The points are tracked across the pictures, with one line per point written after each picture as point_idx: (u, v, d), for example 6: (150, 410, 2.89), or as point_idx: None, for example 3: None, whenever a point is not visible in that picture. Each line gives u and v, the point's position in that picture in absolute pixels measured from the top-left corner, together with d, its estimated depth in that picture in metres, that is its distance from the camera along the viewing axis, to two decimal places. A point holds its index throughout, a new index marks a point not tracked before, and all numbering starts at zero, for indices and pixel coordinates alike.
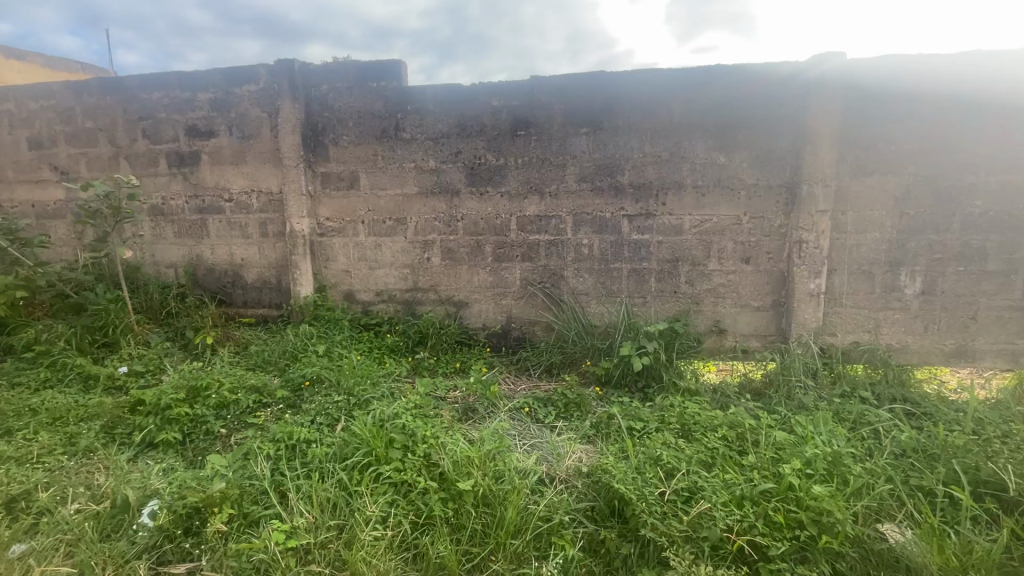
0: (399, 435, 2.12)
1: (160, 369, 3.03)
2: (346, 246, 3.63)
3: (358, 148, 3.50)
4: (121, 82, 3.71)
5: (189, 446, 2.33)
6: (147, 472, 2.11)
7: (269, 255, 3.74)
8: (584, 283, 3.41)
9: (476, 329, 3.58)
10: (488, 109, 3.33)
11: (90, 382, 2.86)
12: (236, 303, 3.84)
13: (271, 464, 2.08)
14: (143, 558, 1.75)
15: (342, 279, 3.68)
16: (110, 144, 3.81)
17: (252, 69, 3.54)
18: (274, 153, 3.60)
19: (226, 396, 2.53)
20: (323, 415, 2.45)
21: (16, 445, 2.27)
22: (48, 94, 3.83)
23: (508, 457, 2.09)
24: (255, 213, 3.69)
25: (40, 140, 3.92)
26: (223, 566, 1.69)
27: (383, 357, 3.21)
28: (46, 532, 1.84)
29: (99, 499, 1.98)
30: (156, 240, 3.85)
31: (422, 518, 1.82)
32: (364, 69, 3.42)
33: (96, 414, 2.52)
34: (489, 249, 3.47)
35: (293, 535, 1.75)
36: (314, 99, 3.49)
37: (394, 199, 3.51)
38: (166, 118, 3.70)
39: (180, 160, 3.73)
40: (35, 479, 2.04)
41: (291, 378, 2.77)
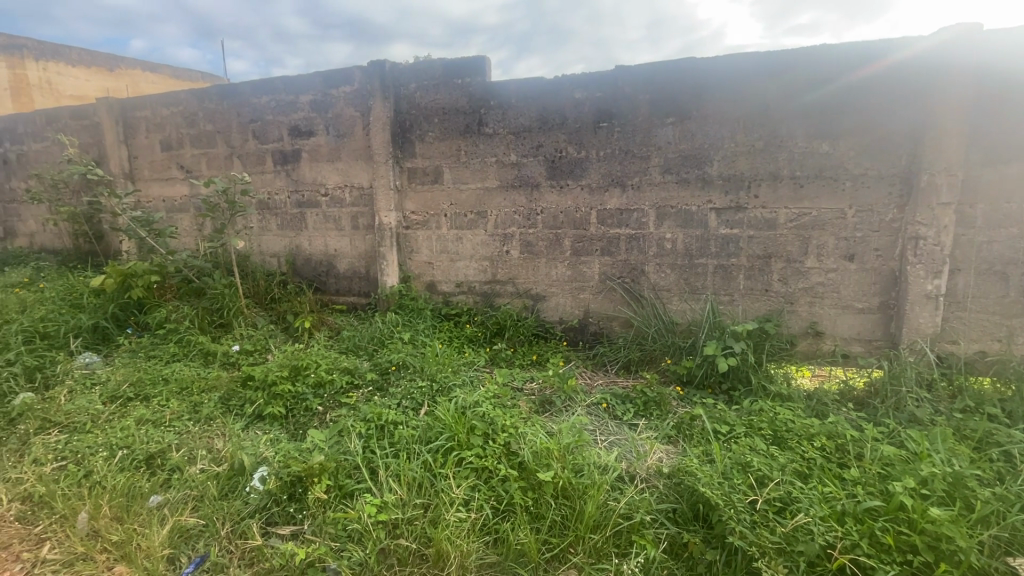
0: (481, 423, 2.20)
1: (265, 349, 3.34)
2: (429, 238, 3.77)
3: (443, 143, 3.61)
4: (235, 89, 4.10)
5: (292, 419, 2.55)
6: (258, 440, 2.34)
7: (360, 247, 3.97)
8: (665, 279, 3.30)
9: (553, 322, 3.58)
10: (571, 102, 3.30)
11: (209, 357, 3.21)
12: (330, 290, 4.13)
13: (363, 441, 2.22)
14: (254, 517, 1.94)
15: (425, 270, 3.83)
16: (226, 145, 4.23)
17: (347, 71, 3.76)
18: (366, 151, 3.81)
19: (323, 376, 2.75)
20: (408, 399, 2.58)
21: (153, 410, 2.62)
22: (177, 101, 4.32)
23: (587, 452, 2.08)
24: (347, 207, 3.94)
25: (170, 143, 4.43)
26: (322, 532, 1.83)
27: (463, 347, 3.32)
28: (178, 487, 2.11)
29: (219, 462, 2.22)
30: (263, 232, 4.24)
31: (503, 504, 1.87)
32: (450, 67, 3.52)
33: (214, 386, 2.84)
34: (568, 243, 3.45)
35: (384, 510, 1.85)
36: (403, 97, 3.65)
37: (476, 193, 3.60)
38: (272, 119, 4.04)
39: (283, 159, 4.06)
40: (168, 440, 2.34)
41: (380, 363, 2.94)
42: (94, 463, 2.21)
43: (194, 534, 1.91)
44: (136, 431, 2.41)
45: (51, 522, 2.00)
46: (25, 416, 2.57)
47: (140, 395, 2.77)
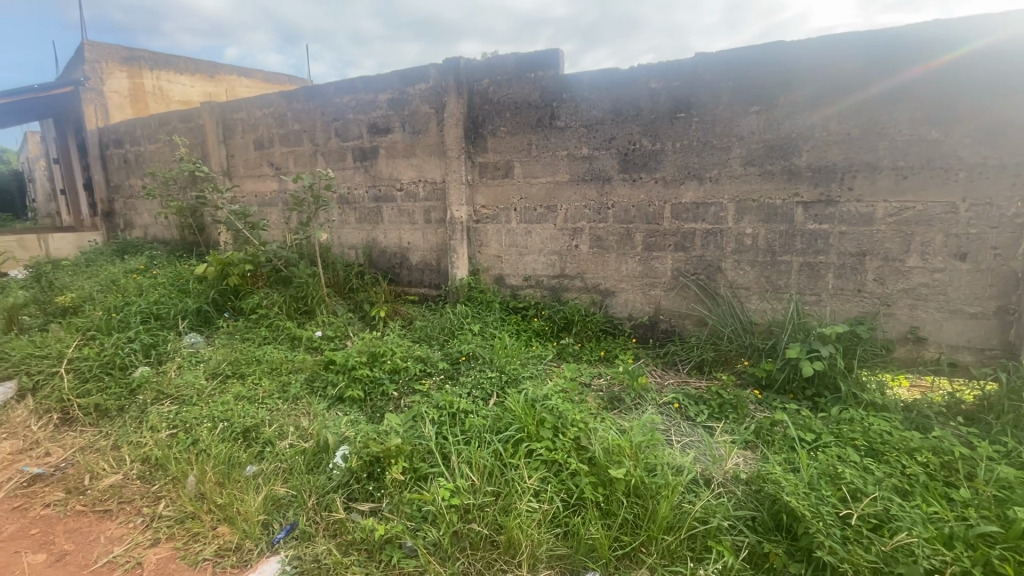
0: (550, 416, 2.21)
1: (345, 335, 3.53)
2: (499, 232, 3.82)
3: (514, 138, 3.64)
4: (320, 90, 4.35)
5: (370, 403, 2.69)
6: (340, 421, 2.49)
7: (431, 240, 4.10)
8: (745, 276, 3.14)
9: (622, 319, 3.52)
10: (647, 92, 3.21)
11: (295, 341, 3.45)
12: (403, 282, 4.30)
13: (436, 427, 2.30)
14: (338, 492, 2.06)
15: (494, 264, 3.89)
16: (311, 143, 4.50)
17: (424, 69, 3.88)
18: (439, 146, 3.92)
19: (398, 363, 2.87)
20: (478, 389, 2.64)
21: (248, 387, 2.85)
22: (269, 103, 4.66)
23: (660, 452, 2.04)
24: (421, 201, 4.07)
25: (262, 142, 4.79)
26: (399, 511, 1.91)
27: (530, 340, 3.34)
28: (270, 459, 2.29)
29: (305, 439, 2.39)
30: (343, 225, 4.49)
31: (574, 498, 1.87)
32: (523, 61, 3.53)
33: (300, 368, 3.05)
34: (640, 238, 3.37)
35: (456, 494, 1.91)
36: (476, 93, 3.71)
37: (546, 186, 3.59)
38: (353, 118, 4.25)
39: (362, 155, 4.26)
40: (262, 416, 2.54)
41: (450, 353, 3.03)
42: (200, 432, 2.45)
43: (285, 503, 2.07)
44: (234, 405, 2.64)
45: (166, 482, 2.25)
46: (143, 388, 2.90)
47: (236, 373, 3.03)
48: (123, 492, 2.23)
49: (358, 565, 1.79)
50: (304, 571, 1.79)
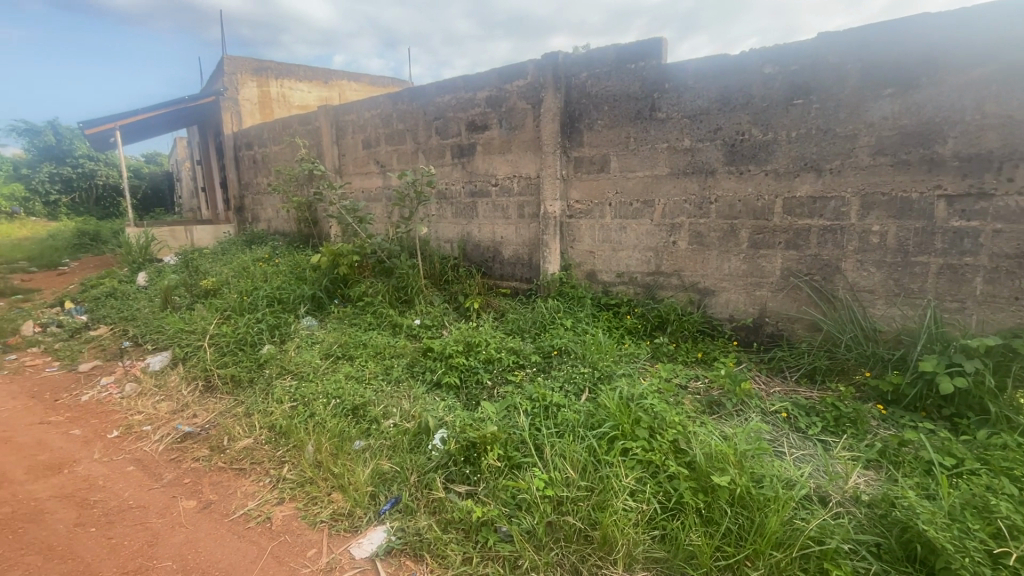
0: (647, 416, 2.16)
1: (441, 325, 3.70)
2: (592, 228, 3.78)
3: (612, 131, 3.57)
4: (423, 90, 4.57)
5: (465, 390, 2.80)
6: (438, 406, 2.62)
7: (524, 234, 4.15)
8: (869, 278, 2.83)
9: (721, 320, 3.33)
10: (759, 78, 3.00)
11: (396, 328, 3.67)
12: (495, 275, 4.40)
13: (529, 418, 2.34)
14: (437, 472, 2.16)
15: (587, 259, 3.85)
16: (414, 142, 4.75)
17: (522, 65, 3.93)
18: (535, 141, 3.95)
19: (492, 353, 2.96)
20: (570, 383, 2.65)
21: (356, 369, 3.09)
22: (377, 105, 4.98)
23: (768, 463, 1.92)
24: (515, 196, 4.14)
25: (370, 141, 5.14)
26: (495, 496, 1.98)
27: (623, 338, 3.27)
28: (376, 436, 2.46)
29: (407, 419, 2.54)
30: (440, 219, 4.69)
31: (672, 502, 1.83)
32: (623, 52, 3.45)
33: (401, 353, 3.24)
34: (745, 234, 3.16)
35: (551, 485, 1.93)
36: (574, 87, 3.69)
37: (644, 180, 3.49)
38: (453, 116, 4.41)
39: (460, 152, 4.41)
40: (368, 395, 2.74)
41: (542, 347, 3.05)
42: (317, 406, 2.70)
43: (390, 477, 2.22)
44: (345, 384, 2.88)
45: (288, 448, 2.50)
46: (269, 364, 3.25)
47: (346, 355, 3.29)
48: (254, 453, 2.53)
49: (456, 542, 1.88)
50: (407, 543, 1.92)
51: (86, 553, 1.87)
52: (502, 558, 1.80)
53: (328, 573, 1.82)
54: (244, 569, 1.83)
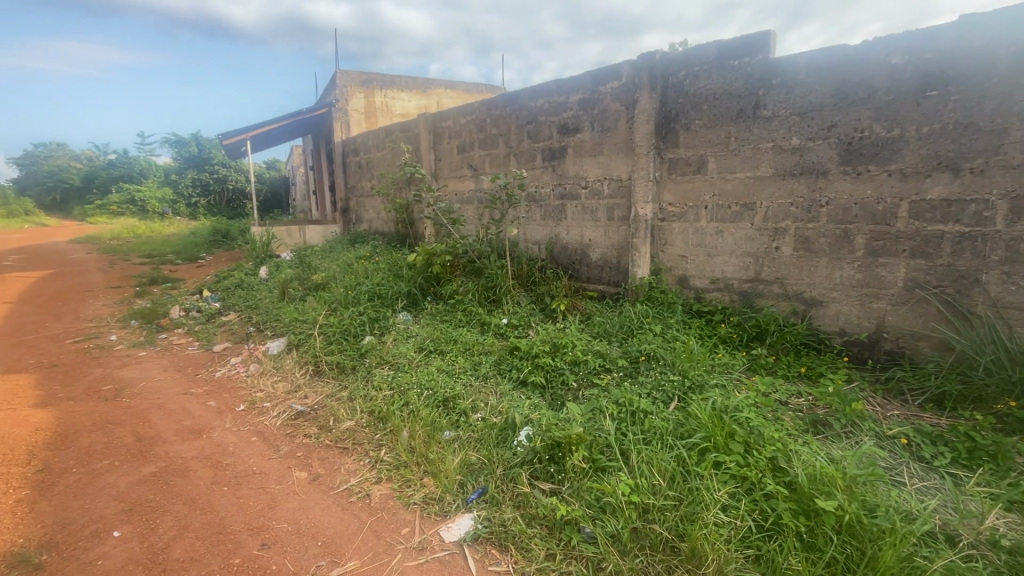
0: (742, 430, 2.06)
1: (527, 324, 3.77)
2: (685, 231, 3.64)
3: (710, 131, 3.43)
4: (517, 95, 4.68)
5: (550, 389, 2.84)
6: (524, 403, 2.67)
7: (613, 237, 4.10)
8: (1017, 294, 2.46)
9: (830, 333, 3.06)
10: (883, 69, 2.73)
11: (485, 326, 3.80)
12: (582, 278, 4.39)
13: (615, 422, 2.32)
14: (522, 467, 2.21)
15: (679, 264, 3.72)
16: (506, 146, 4.88)
17: (616, 66, 3.89)
18: (628, 143, 3.89)
19: (579, 356, 2.97)
20: (659, 390, 2.59)
21: (447, 363, 3.25)
22: (472, 111, 5.18)
23: (883, 492, 1.75)
24: (605, 199, 4.10)
25: (465, 146, 5.36)
26: (579, 497, 1.99)
27: (716, 347, 3.12)
28: (465, 428, 2.58)
29: (494, 414, 2.63)
30: (529, 221, 4.77)
31: (769, 522, 1.73)
32: (726, 48, 3.30)
33: (489, 351, 3.35)
34: (862, 241, 2.89)
35: (636, 492, 1.91)
36: (671, 86, 3.59)
37: (745, 182, 3.30)
38: (545, 120, 4.48)
39: (551, 155, 4.47)
40: (458, 389, 2.87)
41: (629, 352, 3.00)
42: (411, 396, 2.88)
43: (477, 469, 2.31)
44: (436, 377, 3.04)
45: (386, 433, 2.70)
46: (370, 354, 3.52)
47: (437, 349, 3.48)
48: (356, 435, 2.76)
49: (540, 538, 1.92)
50: (493, 533, 1.99)
51: (221, 507, 2.17)
52: (585, 558, 1.80)
53: (420, 551, 1.94)
54: (346, 538, 2.00)
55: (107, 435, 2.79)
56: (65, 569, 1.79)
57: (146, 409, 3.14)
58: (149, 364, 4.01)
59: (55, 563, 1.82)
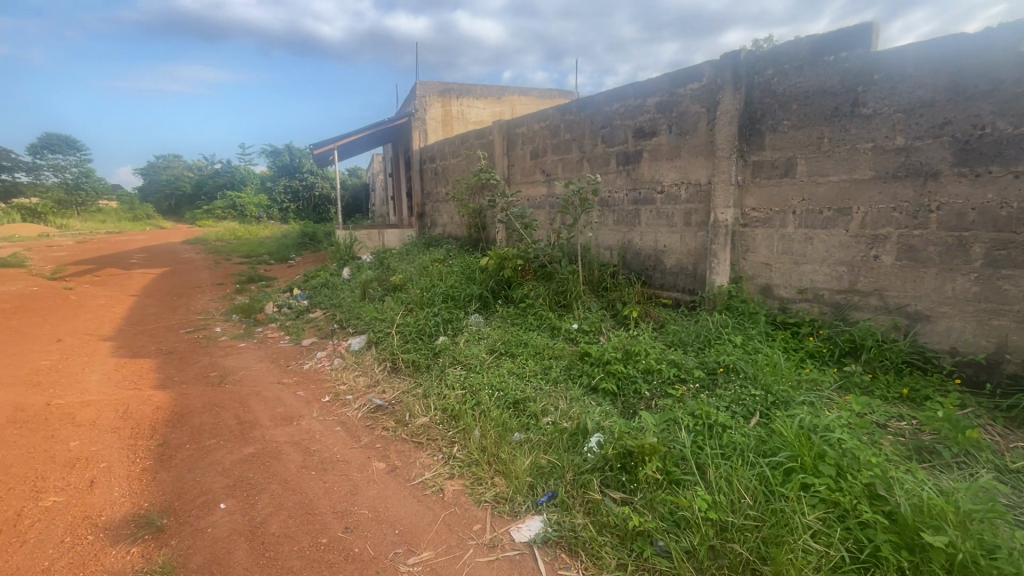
0: (834, 451, 1.92)
1: (598, 330, 3.73)
2: (770, 238, 3.44)
3: (800, 131, 3.22)
4: (592, 100, 4.67)
5: (622, 397, 2.80)
6: (595, 410, 2.65)
7: (689, 243, 3.96)
8: None
9: (938, 352, 2.77)
10: (1011, 58, 2.44)
11: (555, 331, 3.81)
12: (656, 285, 4.28)
13: (691, 435, 2.24)
14: (593, 474, 2.19)
15: (762, 272, 3.52)
16: (579, 151, 4.88)
17: (697, 67, 3.77)
18: (708, 146, 3.74)
19: (652, 364, 2.90)
20: (739, 404, 2.47)
21: (517, 365, 3.30)
22: (546, 117, 5.23)
23: (1005, 532, 1.57)
24: (682, 204, 3.97)
25: (538, 152, 5.42)
26: (652, 509, 1.94)
27: (803, 362, 2.92)
28: (535, 431, 2.59)
29: (564, 419, 2.63)
30: (602, 226, 4.73)
31: (865, 554, 1.61)
32: (821, 43, 3.10)
33: (559, 355, 3.35)
34: (980, 250, 2.59)
35: (714, 508, 1.84)
36: (756, 86, 3.43)
37: (839, 185, 3.07)
38: (620, 124, 4.42)
39: (626, 159, 4.40)
40: (529, 392, 2.90)
41: (707, 363, 2.89)
42: (483, 396, 2.95)
43: (547, 472, 2.32)
44: (507, 379, 3.09)
45: (458, 431, 2.79)
46: (444, 353, 3.65)
47: (508, 352, 3.53)
48: (430, 431, 2.87)
49: (611, 547, 1.89)
50: (563, 537, 1.99)
51: (310, 490, 2.34)
52: (659, 572, 1.76)
53: (491, 548, 1.98)
54: (422, 529, 2.09)
55: (214, 417, 3.11)
56: (181, 533, 2.02)
57: (245, 395, 3.46)
58: (247, 355, 4.41)
59: (174, 527, 2.05)
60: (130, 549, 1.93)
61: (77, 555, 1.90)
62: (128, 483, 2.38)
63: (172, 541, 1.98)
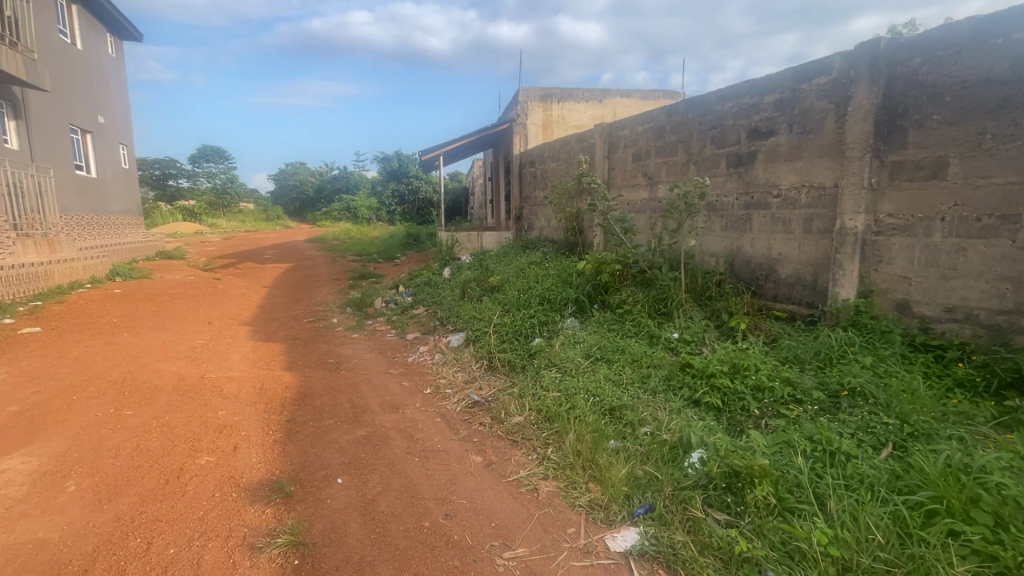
0: (991, 497, 1.66)
1: (701, 341, 3.55)
2: (910, 247, 3.04)
3: (955, 127, 2.82)
4: (702, 100, 4.46)
5: (727, 413, 2.64)
6: (697, 424, 2.52)
7: (809, 251, 3.63)
8: None
9: None
10: None
11: (653, 339, 3.68)
12: (767, 296, 3.97)
13: (808, 461, 2.06)
14: (694, 491, 2.09)
15: (898, 286, 3.12)
16: (685, 153, 4.69)
17: (826, 60, 3.45)
18: (836, 145, 3.40)
19: (763, 381, 2.69)
20: (866, 433, 2.22)
21: (613, 372, 3.24)
22: (651, 119, 5.09)
23: None
24: (802, 208, 3.65)
25: (640, 155, 5.30)
26: (762, 536, 1.81)
27: (950, 392, 2.54)
28: (631, 440, 2.53)
29: (663, 431, 2.54)
30: (707, 231, 4.50)
31: None
32: (986, 24, 2.69)
33: (658, 365, 3.24)
34: None
35: (836, 544, 1.68)
36: (899, 77, 3.05)
37: (1005, 188, 2.64)
38: (733, 123, 4.18)
39: (738, 161, 4.15)
40: (626, 401, 2.84)
41: (827, 384, 2.63)
42: (578, 400, 2.94)
43: (644, 484, 2.25)
44: (603, 385, 3.05)
45: (552, 433, 2.81)
46: (539, 355, 3.70)
47: (604, 357, 3.48)
48: (525, 430, 2.92)
49: (714, 570, 1.79)
50: (661, 552, 1.92)
51: (413, 474, 2.50)
52: None
53: (585, 553, 1.97)
54: (517, 525, 2.14)
55: (332, 399, 3.43)
56: (306, 500, 2.26)
57: (358, 382, 3.78)
58: (359, 345, 4.80)
59: (300, 495, 2.30)
60: (265, 509, 2.19)
61: (223, 509, 2.20)
62: (263, 451, 2.71)
63: (298, 506, 2.22)
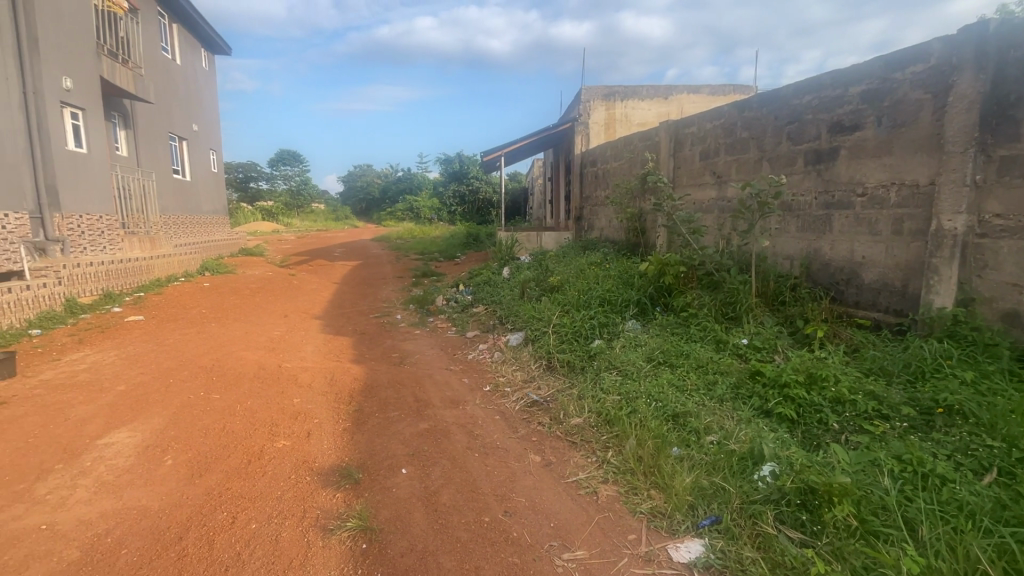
0: None
1: (773, 348, 3.36)
2: (1021, 252, 2.72)
3: None
4: (778, 94, 4.23)
5: (802, 426, 2.49)
6: (768, 436, 2.39)
7: (898, 255, 3.34)
8: None
9: None
10: None
11: (720, 344, 3.53)
12: (849, 302, 3.69)
13: (896, 483, 1.90)
14: (766, 506, 1.99)
15: (1005, 294, 2.80)
16: (758, 150, 4.46)
17: (923, 46, 3.16)
18: (933, 139, 3.10)
19: (844, 394, 2.51)
20: (966, 456, 2.02)
21: (677, 377, 3.14)
22: (721, 115, 4.89)
23: None
24: (890, 208, 3.37)
25: (708, 153, 5.10)
26: (842, 559, 1.69)
27: None
28: (695, 448, 2.45)
29: (731, 441, 2.43)
30: (782, 232, 4.25)
31: None
32: None
33: (725, 371, 3.11)
34: None
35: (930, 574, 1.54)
36: (1012, 62, 2.74)
37: None
38: (813, 118, 3.92)
39: (817, 158, 3.89)
40: (691, 407, 2.74)
41: (919, 400, 2.41)
42: (639, 405, 2.87)
43: (709, 495, 2.16)
44: (666, 391, 2.96)
45: (612, 436, 2.76)
46: (599, 356, 3.65)
47: (667, 361, 3.38)
48: (584, 432, 2.89)
49: None
50: (728, 567, 1.84)
51: (473, 469, 2.55)
52: None
53: (647, 561, 1.93)
54: (577, 527, 2.12)
55: (396, 392, 3.57)
56: (373, 487, 2.36)
57: (420, 377, 3.90)
58: (421, 341, 4.96)
59: (367, 482, 2.41)
60: (336, 493, 2.32)
61: (299, 491, 2.35)
62: (334, 438, 2.86)
63: (365, 493, 2.33)
